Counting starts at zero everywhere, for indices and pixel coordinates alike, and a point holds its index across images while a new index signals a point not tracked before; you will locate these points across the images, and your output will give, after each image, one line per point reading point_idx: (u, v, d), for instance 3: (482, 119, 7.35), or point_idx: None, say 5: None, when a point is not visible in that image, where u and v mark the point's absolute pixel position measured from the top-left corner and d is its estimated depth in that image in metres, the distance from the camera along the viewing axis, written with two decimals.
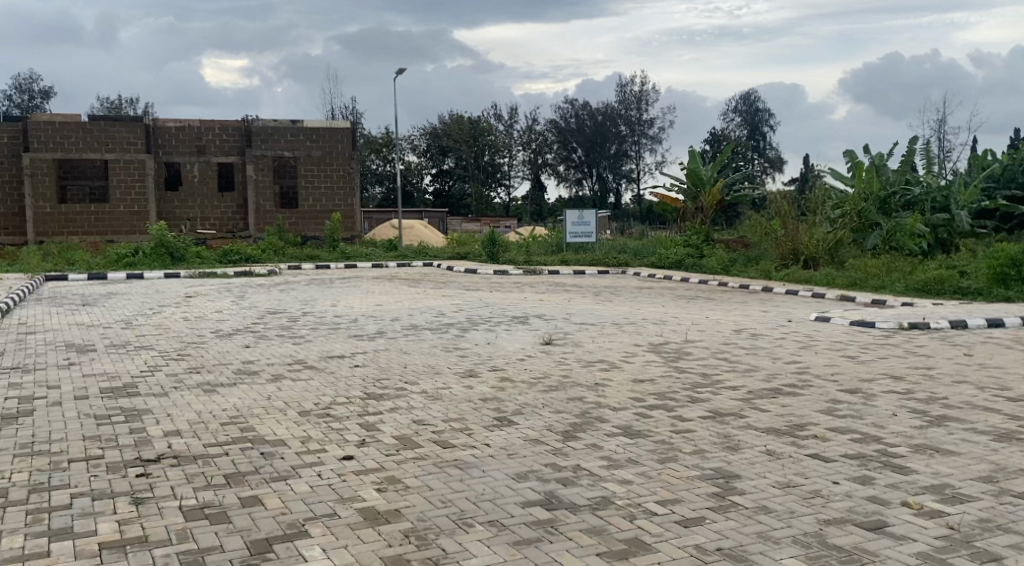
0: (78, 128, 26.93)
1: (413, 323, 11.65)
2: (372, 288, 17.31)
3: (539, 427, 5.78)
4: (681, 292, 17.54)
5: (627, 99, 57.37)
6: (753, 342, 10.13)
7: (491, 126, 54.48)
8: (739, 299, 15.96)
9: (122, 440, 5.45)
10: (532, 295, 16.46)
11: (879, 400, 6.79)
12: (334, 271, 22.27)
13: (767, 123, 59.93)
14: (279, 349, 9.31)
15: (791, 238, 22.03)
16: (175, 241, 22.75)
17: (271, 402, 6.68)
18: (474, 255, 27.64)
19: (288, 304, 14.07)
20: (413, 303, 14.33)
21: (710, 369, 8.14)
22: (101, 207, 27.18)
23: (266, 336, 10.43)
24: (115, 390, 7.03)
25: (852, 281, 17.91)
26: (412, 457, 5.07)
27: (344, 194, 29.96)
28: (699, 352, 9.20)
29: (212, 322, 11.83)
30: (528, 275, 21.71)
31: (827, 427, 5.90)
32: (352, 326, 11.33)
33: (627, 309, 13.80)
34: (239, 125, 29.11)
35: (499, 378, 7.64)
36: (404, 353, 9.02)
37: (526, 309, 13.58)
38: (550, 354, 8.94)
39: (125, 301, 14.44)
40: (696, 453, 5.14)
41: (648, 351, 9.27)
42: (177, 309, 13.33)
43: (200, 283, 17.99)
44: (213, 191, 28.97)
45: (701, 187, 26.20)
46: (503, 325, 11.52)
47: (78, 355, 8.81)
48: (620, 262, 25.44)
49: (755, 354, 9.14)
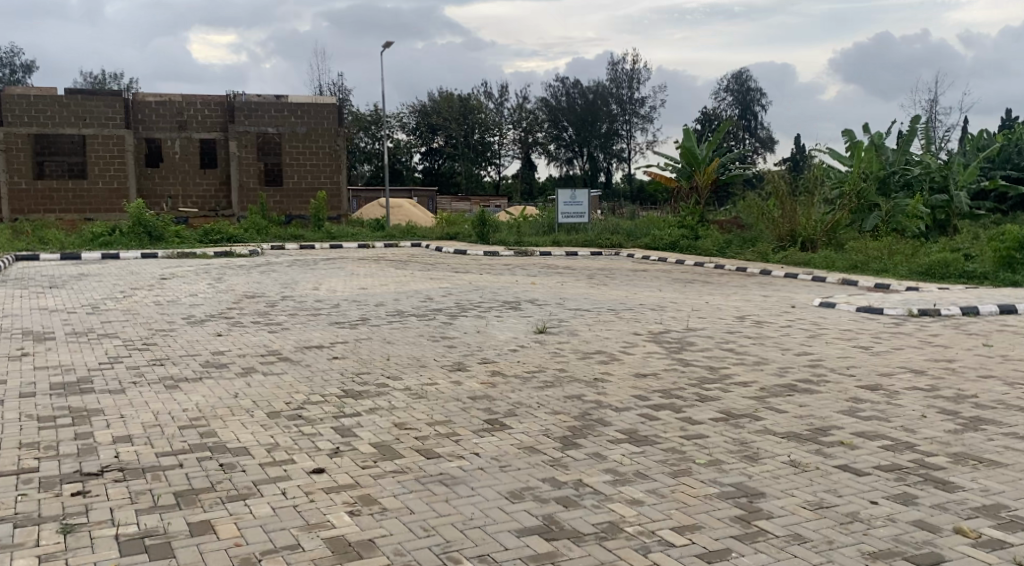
0: (54, 102, 26.09)
1: (398, 309, 11.05)
2: (357, 270, 16.69)
3: (534, 433, 5.18)
4: (677, 274, 16.98)
5: (618, 77, 56.51)
6: (759, 330, 9.54)
7: (481, 104, 53.62)
8: (736, 283, 15.41)
9: (63, 448, 4.84)
10: (524, 277, 15.85)
11: (903, 398, 6.20)
12: (319, 252, 21.58)
13: (758, 102, 59.16)
14: (254, 338, 8.68)
15: (789, 219, 21.54)
16: (153, 219, 21.89)
17: (238, 400, 6.06)
18: (463, 235, 27.00)
19: (268, 287, 13.39)
20: (399, 287, 13.70)
21: (717, 362, 7.55)
22: (79, 184, 26.34)
23: (241, 323, 9.78)
24: (67, 386, 6.40)
25: (853, 264, 17.34)
26: (391, 471, 4.47)
27: (330, 171, 29.22)
28: (702, 342, 8.61)
29: (186, 307, 11.18)
30: (518, 257, 21.10)
31: (852, 431, 5.31)
32: (334, 312, 10.70)
33: (622, 294, 13.21)
34: (222, 101, 28.28)
35: (490, 372, 7.04)
36: (387, 343, 8.41)
37: (518, 293, 12.97)
38: (544, 345, 8.33)
39: (96, 283, 13.76)
40: (712, 466, 4.56)
41: (649, 341, 8.68)
42: (149, 292, 12.66)
43: (178, 263, 17.30)
44: (195, 168, 28.16)
45: (696, 167, 25.57)
46: (494, 311, 10.91)
47: (34, 345, 8.15)
48: (613, 243, 24.86)
49: (763, 344, 8.57)
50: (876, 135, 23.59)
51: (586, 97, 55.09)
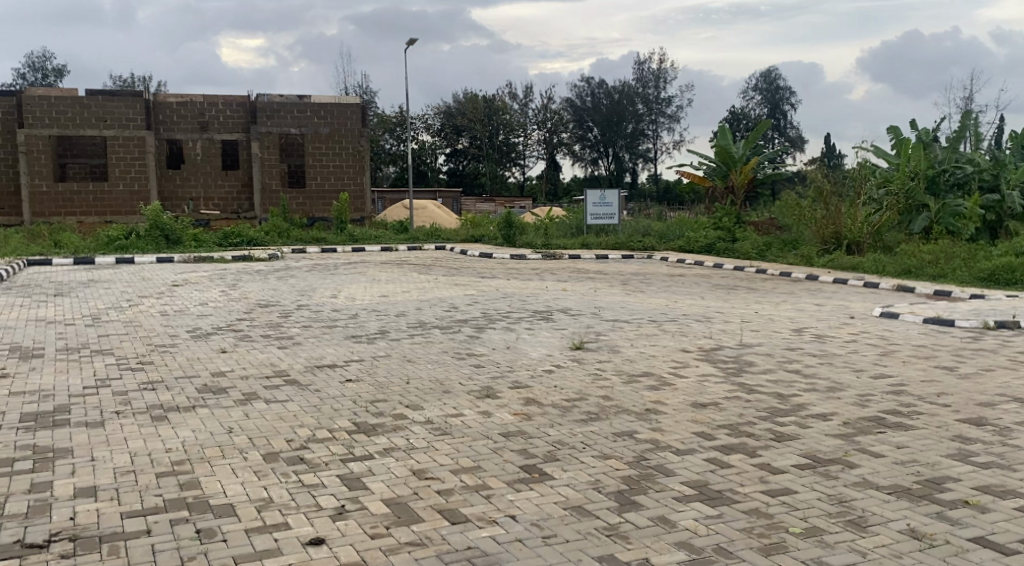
0: (74, 103, 25.51)
1: (421, 320, 10.15)
2: (380, 275, 15.83)
3: (585, 488, 4.26)
4: (718, 280, 15.98)
5: (644, 76, 55.41)
6: (823, 348, 8.54)
7: (506, 104, 52.75)
8: (784, 289, 14.41)
9: (10, 506, 3.96)
10: (554, 283, 14.93)
11: (1021, 438, 5.18)
12: (341, 256, 20.79)
13: (788, 101, 57.88)
14: (262, 356, 7.82)
15: (833, 219, 20.63)
16: (170, 221, 21.23)
17: (231, 438, 5.17)
18: (489, 237, 26.08)
19: (283, 295, 12.56)
20: (422, 295, 12.81)
21: (784, 389, 6.58)
22: (100, 186, 25.72)
23: (249, 337, 8.93)
24: (40, 418, 5.54)
25: (905, 268, 16.39)
26: (406, 544, 3.57)
27: (353, 172, 28.47)
28: (764, 363, 7.63)
29: (193, 317, 10.34)
30: (546, 260, 20.21)
31: (975, 485, 4.32)
32: (351, 323, 9.84)
33: (662, 302, 12.24)
34: (243, 101, 27.59)
35: (523, 400, 6.11)
36: (409, 362, 7.52)
37: (549, 302, 12.02)
38: (583, 366, 7.38)
39: (103, 290, 13.01)
40: (813, 539, 3.63)
41: (702, 360, 7.72)
42: (158, 300, 11.87)
43: (194, 269, 16.51)
44: (217, 168, 27.51)
45: (732, 165, 24.51)
46: (525, 323, 9.98)
47: (16, 365, 7.31)
48: (645, 246, 23.86)
49: (832, 366, 7.58)
50: (922, 131, 22.40)
51: (612, 96, 53.98)
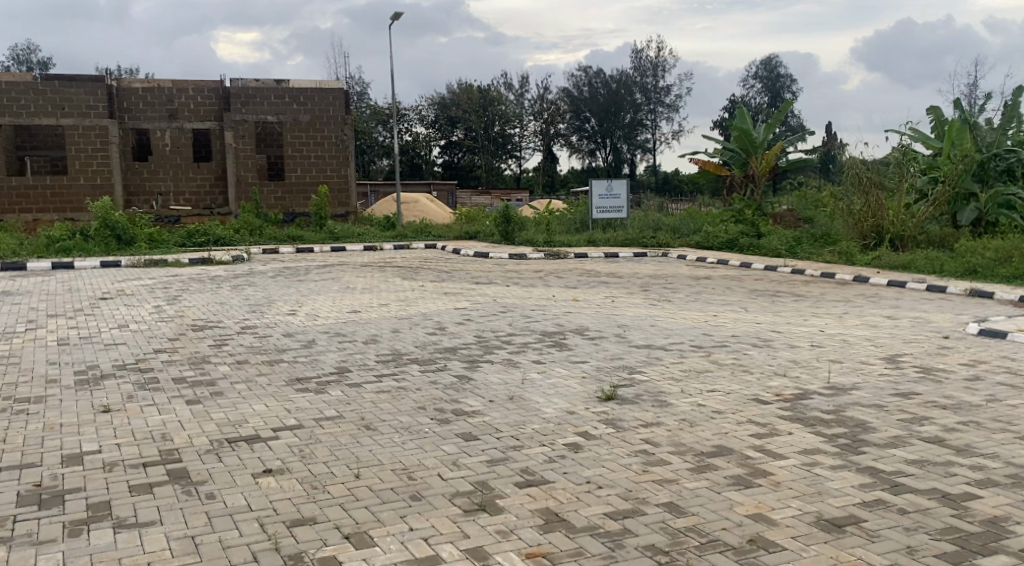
0: (29, 89, 22.96)
1: (396, 349, 7.76)
2: (356, 282, 13.44)
3: None
4: (754, 283, 13.64)
5: (642, 66, 52.69)
6: (948, 394, 6.16)
7: (502, 94, 50.27)
8: (838, 296, 12.09)
9: None
10: (562, 291, 12.51)
11: None
12: (321, 257, 18.37)
13: (790, 89, 55.38)
14: (155, 422, 5.35)
15: (873, 211, 18.25)
16: (122, 218, 18.75)
17: None
18: (484, 234, 23.72)
19: (229, 312, 10.10)
20: (401, 309, 10.40)
21: (949, 483, 4.21)
22: (58, 180, 23.18)
23: (156, 382, 6.50)
24: None
25: (970, 268, 14.06)
26: None
27: (336, 163, 25.94)
28: (886, 426, 5.23)
29: (101, 348, 7.90)
30: (549, 261, 17.80)
31: None
32: (301, 357, 7.41)
33: (701, 317, 9.85)
34: (216, 87, 25.08)
35: (545, 517, 3.72)
36: (366, 431, 5.08)
37: (560, 319, 9.62)
38: (624, 434, 5.00)
39: (10, 306, 10.50)
40: None
41: (795, 421, 5.33)
42: (69, 322, 9.38)
43: (143, 275, 14.11)
44: (187, 160, 24.95)
45: (753, 152, 22.04)
46: (532, 353, 7.57)
47: None
48: (659, 242, 21.43)
49: (983, 429, 5.20)
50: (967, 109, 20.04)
51: (610, 86, 51.43)
